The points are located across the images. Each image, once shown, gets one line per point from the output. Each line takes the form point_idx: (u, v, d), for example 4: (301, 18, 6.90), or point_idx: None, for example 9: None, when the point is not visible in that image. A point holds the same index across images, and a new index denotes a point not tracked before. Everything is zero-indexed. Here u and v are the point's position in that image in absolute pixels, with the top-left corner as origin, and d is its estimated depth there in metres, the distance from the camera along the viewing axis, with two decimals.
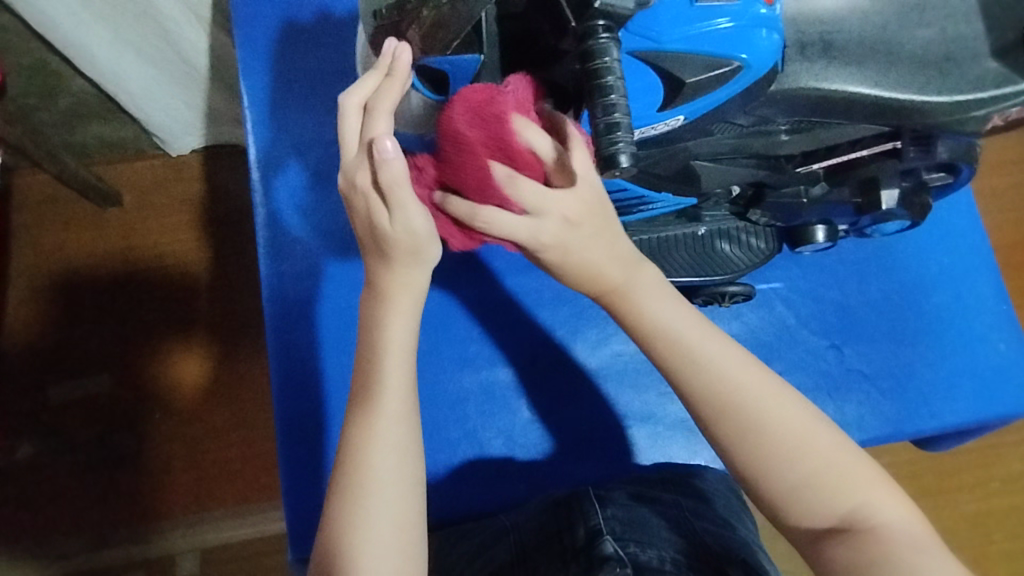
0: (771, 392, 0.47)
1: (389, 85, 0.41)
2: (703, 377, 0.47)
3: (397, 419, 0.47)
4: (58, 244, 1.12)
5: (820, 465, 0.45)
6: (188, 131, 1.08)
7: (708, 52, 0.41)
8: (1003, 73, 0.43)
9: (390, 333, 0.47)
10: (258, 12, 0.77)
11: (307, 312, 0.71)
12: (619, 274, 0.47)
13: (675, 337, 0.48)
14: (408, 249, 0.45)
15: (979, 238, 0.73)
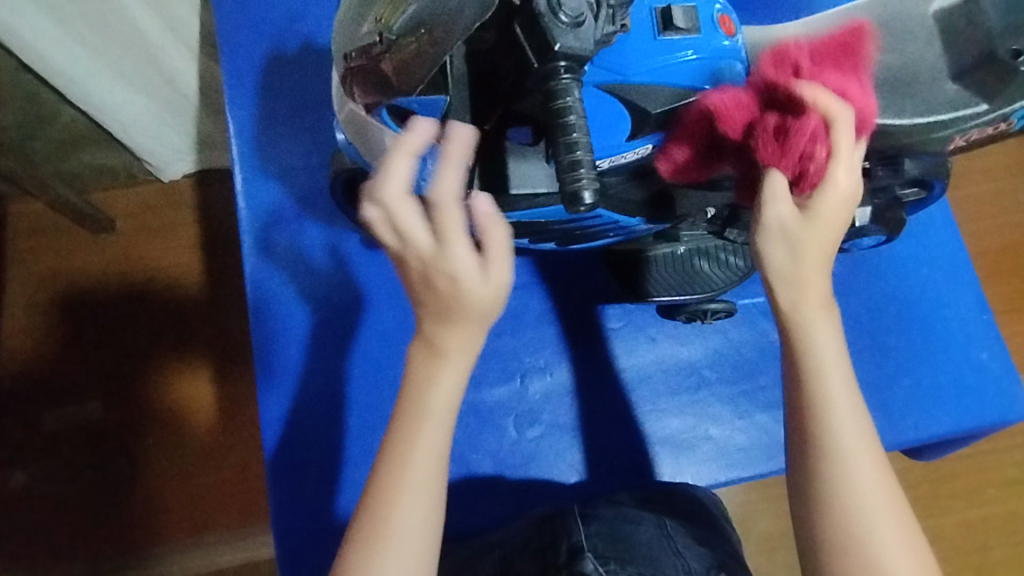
0: (884, 485, 0.44)
1: (450, 161, 0.42)
2: (837, 459, 0.43)
3: (427, 480, 0.46)
4: (52, 272, 1.13)
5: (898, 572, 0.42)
6: (179, 157, 1.10)
7: (674, 83, 0.44)
8: (963, 95, 0.44)
9: (438, 388, 0.45)
10: (243, 42, 0.79)
11: (343, 342, 0.72)
12: (818, 299, 0.44)
13: (826, 375, 0.44)
14: (479, 316, 0.43)
15: (959, 248, 0.74)
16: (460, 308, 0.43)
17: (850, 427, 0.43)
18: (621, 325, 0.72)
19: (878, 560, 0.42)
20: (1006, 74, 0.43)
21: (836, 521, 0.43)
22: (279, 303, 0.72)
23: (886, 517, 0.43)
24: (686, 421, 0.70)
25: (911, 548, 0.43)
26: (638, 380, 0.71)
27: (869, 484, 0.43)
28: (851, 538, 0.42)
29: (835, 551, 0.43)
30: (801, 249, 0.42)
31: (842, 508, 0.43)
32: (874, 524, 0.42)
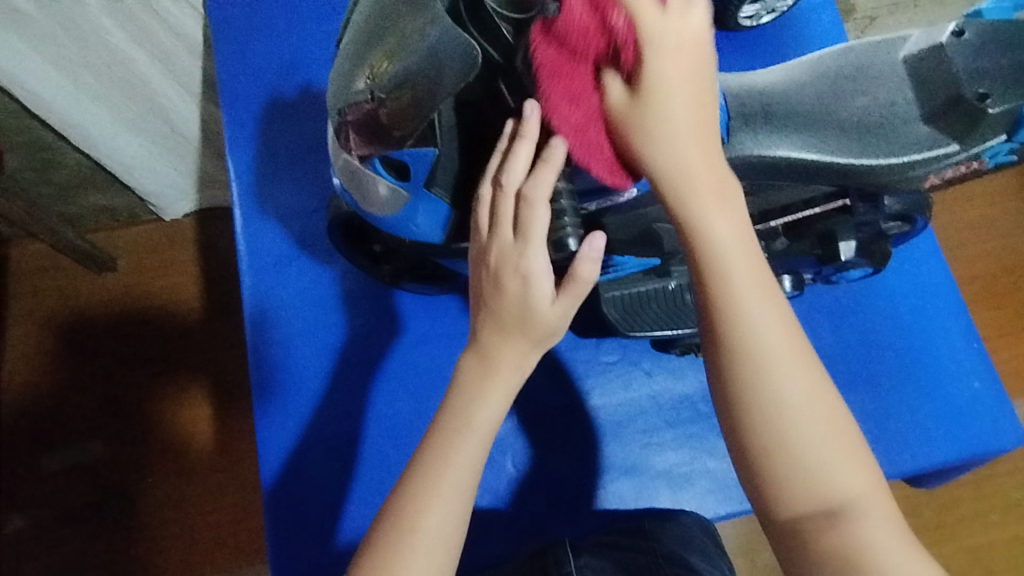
0: (801, 360, 0.42)
1: (551, 171, 0.42)
2: (757, 367, 0.41)
3: (458, 494, 0.45)
4: (54, 312, 1.14)
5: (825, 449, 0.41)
6: (181, 197, 1.12)
7: None
8: (935, 137, 0.46)
9: (483, 408, 0.45)
10: (243, 89, 0.82)
11: (365, 377, 0.72)
12: (695, 168, 0.41)
13: (721, 254, 0.41)
14: (538, 332, 0.44)
15: (946, 277, 0.75)
16: (520, 319, 0.43)
17: (767, 330, 0.41)
18: (618, 357, 0.73)
19: (805, 466, 0.41)
20: (974, 118, 0.44)
21: (761, 432, 0.41)
22: (290, 339, 0.73)
23: (812, 414, 0.41)
24: (683, 454, 0.70)
25: (841, 444, 0.42)
26: (635, 414, 0.71)
27: (795, 387, 0.41)
28: (780, 445, 0.41)
29: (764, 462, 0.42)
30: (662, 123, 0.41)
31: (767, 416, 0.41)
32: (803, 430, 0.41)
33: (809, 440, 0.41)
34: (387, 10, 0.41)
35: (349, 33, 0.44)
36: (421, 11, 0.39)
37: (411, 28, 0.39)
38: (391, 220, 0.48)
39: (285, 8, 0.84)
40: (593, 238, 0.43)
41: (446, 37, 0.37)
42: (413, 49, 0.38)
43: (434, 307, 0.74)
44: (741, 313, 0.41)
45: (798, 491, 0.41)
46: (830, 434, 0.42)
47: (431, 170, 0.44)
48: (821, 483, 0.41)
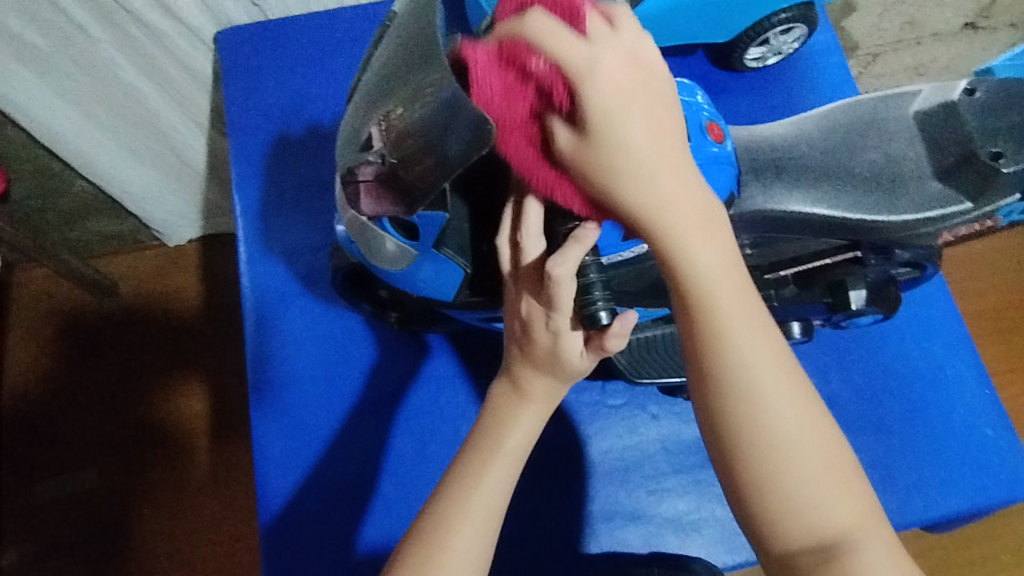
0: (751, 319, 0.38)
1: (579, 249, 0.39)
2: (709, 298, 0.38)
3: (489, 513, 0.44)
4: (55, 338, 1.13)
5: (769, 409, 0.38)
6: (185, 224, 1.12)
7: None
8: (947, 194, 0.46)
9: (516, 429, 0.45)
10: (252, 126, 0.82)
11: (383, 413, 0.71)
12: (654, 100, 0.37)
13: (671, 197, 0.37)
14: (567, 375, 0.43)
15: (954, 320, 0.75)
16: (552, 364, 0.43)
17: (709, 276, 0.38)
18: (625, 401, 0.72)
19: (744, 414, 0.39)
20: (987, 176, 0.44)
21: (713, 371, 0.38)
22: (292, 378, 0.72)
23: (762, 353, 0.38)
24: (691, 501, 0.69)
25: (793, 390, 0.39)
26: (641, 459, 0.70)
27: (745, 324, 0.38)
28: (734, 390, 0.38)
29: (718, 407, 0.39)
30: (624, 162, 0.36)
31: (719, 357, 0.38)
32: (755, 371, 0.38)
33: (764, 380, 0.38)
34: (402, 65, 0.39)
35: (365, 82, 0.43)
36: (434, 67, 0.38)
37: (421, 86, 0.37)
38: (397, 273, 0.46)
39: (295, 47, 0.85)
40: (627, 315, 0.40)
41: (455, 99, 0.35)
42: (422, 111, 0.36)
43: (443, 349, 0.73)
44: (688, 242, 0.38)
45: (753, 439, 0.38)
46: (784, 375, 0.39)
47: (440, 230, 0.42)
48: (777, 432, 0.38)
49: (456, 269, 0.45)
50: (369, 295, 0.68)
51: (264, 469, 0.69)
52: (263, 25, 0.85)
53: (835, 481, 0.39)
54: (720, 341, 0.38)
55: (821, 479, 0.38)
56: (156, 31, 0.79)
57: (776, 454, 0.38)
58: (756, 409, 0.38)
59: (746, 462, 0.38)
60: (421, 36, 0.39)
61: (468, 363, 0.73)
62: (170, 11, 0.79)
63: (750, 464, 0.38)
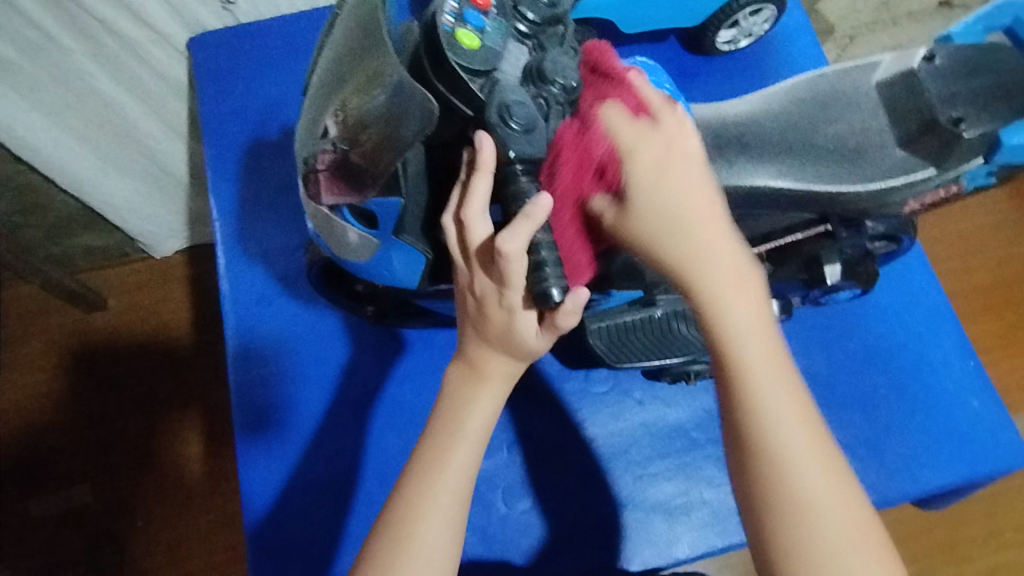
0: (813, 449, 0.41)
1: (527, 226, 0.36)
2: (741, 355, 0.42)
3: (455, 498, 0.44)
4: (43, 354, 1.13)
5: (825, 533, 0.40)
6: (172, 235, 1.12)
7: None
8: (911, 161, 0.46)
9: (475, 412, 0.45)
10: (227, 129, 0.82)
11: (364, 411, 0.71)
12: (727, 275, 0.42)
13: (738, 348, 0.42)
14: (523, 353, 0.43)
15: (937, 293, 0.75)
16: (506, 342, 0.42)
17: (784, 415, 0.42)
18: (608, 388, 0.72)
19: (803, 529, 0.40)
20: (949, 141, 0.44)
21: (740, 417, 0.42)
22: (273, 378, 0.72)
23: (807, 440, 0.41)
24: (678, 485, 0.68)
25: (818, 442, 0.42)
26: (625, 446, 0.70)
27: (773, 378, 0.42)
28: (768, 474, 0.41)
29: (757, 488, 0.42)
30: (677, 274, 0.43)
31: (754, 418, 0.42)
32: (783, 426, 0.41)
33: (792, 430, 0.41)
34: (351, 52, 0.39)
35: (318, 72, 0.42)
36: (383, 52, 0.37)
37: (371, 70, 0.37)
38: (365, 263, 0.46)
39: (268, 49, 0.85)
40: (579, 290, 0.38)
41: (404, 81, 0.36)
42: (372, 95, 0.36)
43: (425, 343, 0.73)
44: (721, 304, 0.42)
45: (777, 487, 0.41)
46: (808, 425, 0.42)
47: (398, 218, 0.42)
48: (811, 512, 0.41)
49: (419, 257, 0.45)
50: (346, 290, 0.68)
51: (247, 473, 0.68)
52: (235, 28, 0.85)
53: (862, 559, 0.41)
54: (747, 394, 0.42)
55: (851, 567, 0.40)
56: (128, 39, 0.79)
57: (801, 502, 0.41)
58: (780, 461, 0.41)
59: (771, 507, 0.41)
60: (366, 20, 0.39)
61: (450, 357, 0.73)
62: (140, 19, 0.79)
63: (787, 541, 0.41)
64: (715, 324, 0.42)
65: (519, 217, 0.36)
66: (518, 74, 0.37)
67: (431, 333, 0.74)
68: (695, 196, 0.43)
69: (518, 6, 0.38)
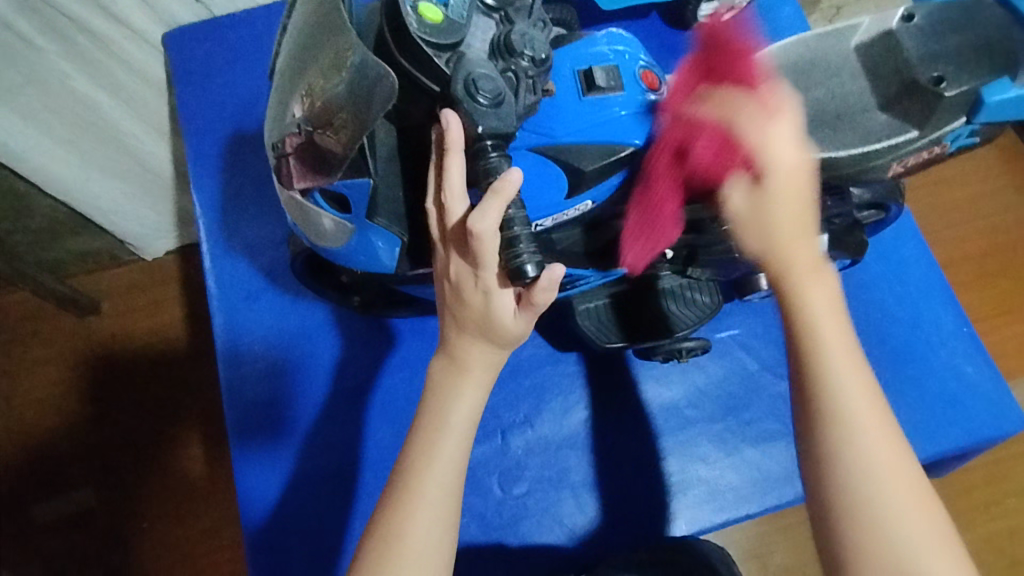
0: (885, 428, 0.42)
1: (496, 203, 0.35)
2: (820, 347, 0.42)
3: (444, 494, 0.43)
4: (39, 361, 1.12)
5: (901, 509, 0.40)
6: (161, 236, 1.11)
7: (605, 140, 0.46)
8: (893, 124, 0.45)
9: (459, 406, 0.44)
10: (206, 126, 0.81)
11: (357, 402, 0.71)
12: (810, 256, 0.43)
13: (818, 325, 0.43)
14: (506, 339, 0.42)
15: (927, 261, 0.74)
16: (485, 328, 0.41)
17: (857, 391, 0.42)
18: (601, 371, 0.71)
19: (877, 503, 0.40)
20: (932, 102, 0.43)
21: (816, 406, 0.42)
22: (264, 373, 0.72)
23: (876, 418, 0.42)
24: (674, 465, 0.68)
25: (890, 437, 0.41)
26: (620, 429, 0.69)
27: (851, 371, 0.42)
28: (845, 447, 0.41)
29: (832, 460, 0.41)
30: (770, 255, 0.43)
31: (830, 394, 0.42)
32: (861, 403, 0.42)
33: (865, 420, 0.41)
34: (314, 34, 0.38)
35: (283, 56, 0.42)
36: (346, 34, 0.36)
37: (333, 51, 0.36)
38: (340, 251, 0.44)
39: (244, 42, 0.84)
40: (555, 266, 0.39)
41: (366, 59, 0.35)
42: (336, 76, 0.36)
43: (415, 332, 0.73)
44: (803, 288, 0.43)
45: (857, 473, 0.41)
46: (880, 421, 0.42)
47: (371, 199, 0.41)
48: (885, 487, 0.40)
49: (393, 240, 0.43)
50: (332, 281, 0.67)
51: (243, 472, 0.68)
52: (210, 22, 0.84)
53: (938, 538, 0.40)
54: (826, 382, 0.42)
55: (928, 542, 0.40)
56: (102, 37, 0.78)
57: (880, 489, 0.40)
58: (855, 437, 0.41)
59: (840, 491, 0.41)
60: (329, 1, 0.38)
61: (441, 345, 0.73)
62: (113, 16, 0.78)
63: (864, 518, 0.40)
64: (796, 316, 0.43)
65: (489, 195, 0.35)
66: (487, 49, 0.37)
67: (422, 321, 0.73)
68: (800, 210, 0.42)
69: None
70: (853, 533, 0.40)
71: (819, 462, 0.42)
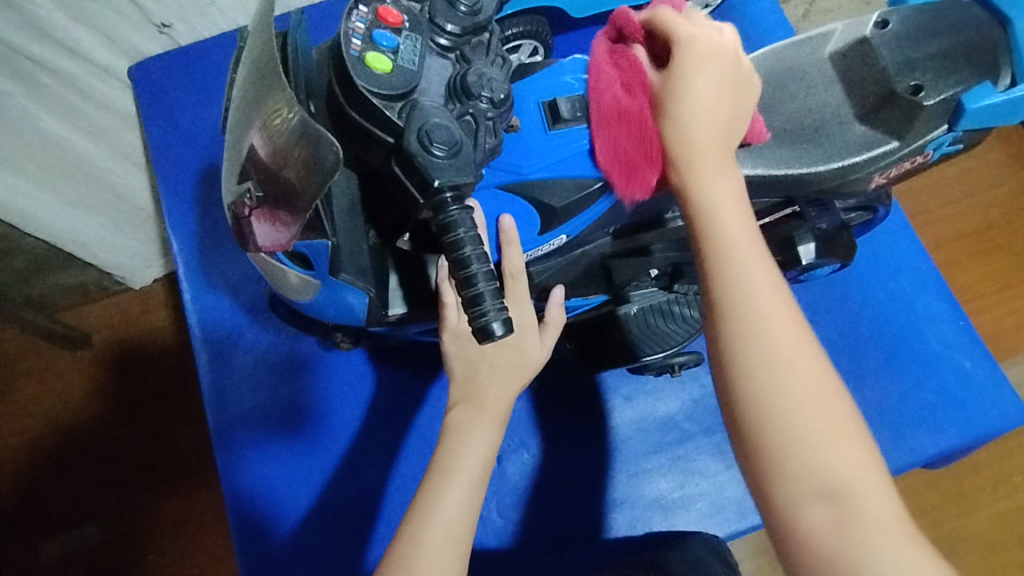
0: (785, 308, 0.40)
1: (514, 250, 0.46)
2: (716, 236, 0.40)
3: (460, 529, 0.44)
4: (25, 400, 1.04)
5: (795, 384, 0.38)
6: (147, 263, 1.04)
7: (574, 176, 0.45)
8: (871, 135, 0.45)
9: (475, 445, 0.46)
10: (179, 161, 0.79)
11: (342, 423, 0.70)
12: (707, 137, 0.41)
13: (711, 205, 0.41)
14: (525, 370, 0.48)
15: (919, 254, 0.73)
16: (507, 365, 0.48)
17: (754, 270, 0.40)
18: (592, 388, 0.70)
19: (773, 378, 0.38)
20: (910, 110, 0.43)
21: (718, 299, 0.40)
22: (244, 375, 0.72)
23: (771, 293, 0.40)
24: (674, 480, 0.67)
25: (797, 331, 0.39)
26: (619, 442, 0.68)
27: (762, 273, 0.40)
28: (739, 319, 0.39)
29: (723, 334, 0.40)
30: (681, 119, 0.41)
31: (721, 271, 0.40)
32: (754, 282, 0.39)
33: (763, 300, 0.39)
34: (253, 89, 0.37)
35: (230, 113, 0.41)
36: (281, 94, 0.35)
37: (270, 108, 0.36)
38: (308, 300, 0.45)
39: (214, 72, 0.82)
40: (556, 291, 0.53)
41: (304, 118, 0.34)
42: (282, 140, 0.35)
43: (404, 361, 0.73)
44: (693, 167, 0.41)
45: (747, 350, 0.39)
46: (786, 319, 0.39)
47: (332, 257, 0.41)
48: (773, 360, 0.38)
49: (359, 294, 0.45)
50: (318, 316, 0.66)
51: (228, 479, 0.67)
52: (176, 55, 0.82)
53: (827, 418, 0.38)
54: (727, 274, 0.40)
55: (817, 419, 0.38)
56: (69, 75, 0.74)
57: (768, 367, 0.38)
58: (752, 316, 0.39)
59: (742, 386, 0.39)
60: (267, 55, 0.37)
61: (432, 370, 0.73)
62: (81, 53, 0.75)
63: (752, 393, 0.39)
64: (698, 211, 0.41)
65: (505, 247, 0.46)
66: (441, 95, 0.35)
67: (414, 348, 0.73)
68: (721, 95, 0.42)
69: (434, 19, 0.36)
70: (766, 433, 0.38)
71: (715, 341, 0.40)
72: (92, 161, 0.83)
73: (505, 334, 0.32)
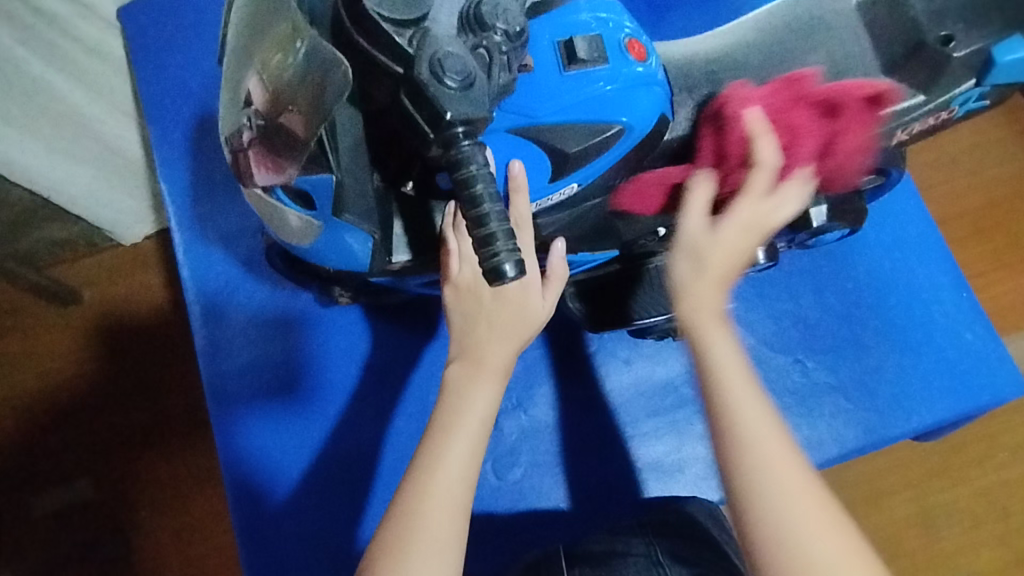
0: (779, 441, 0.42)
1: (522, 198, 0.44)
2: (722, 391, 0.43)
3: (461, 486, 0.43)
4: (14, 356, 1.03)
5: (799, 514, 0.40)
6: (138, 220, 1.01)
7: (588, 121, 0.43)
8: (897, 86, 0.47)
9: (477, 403, 0.45)
10: (171, 109, 0.76)
11: (339, 380, 0.69)
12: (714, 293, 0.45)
13: (709, 352, 0.44)
14: (528, 327, 0.47)
15: (926, 224, 0.72)
16: (512, 318, 0.46)
17: (748, 407, 0.43)
18: (591, 350, 0.70)
19: (783, 515, 0.40)
20: (938, 61, 0.45)
21: (721, 437, 0.43)
22: (236, 330, 0.70)
23: (767, 423, 0.42)
24: (670, 443, 0.67)
25: (791, 459, 0.42)
26: (619, 405, 0.68)
27: (747, 402, 0.43)
28: (740, 451, 0.42)
29: (727, 464, 0.42)
30: (713, 274, 0.45)
31: (720, 411, 0.43)
32: (748, 418, 0.42)
33: (757, 428, 0.42)
34: (256, 20, 0.36)
35: (227, 46, 0.39)
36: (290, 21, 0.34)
37: (279, 33, 0.34)
38: (312, 246, 0.44)
39: (208, 18, 0.79)
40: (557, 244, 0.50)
41: (314, 42, 0.33)
42: (286, 63, 0.33)
43: (401, 318, 0.71)
44: (699, 319, 0.45)
45: (753, 483, 0.41)
46: (795, 473, 0.41)
47: (336, 195, 0.40)
48: (777, 490, 0.41)
49: (363, 236, 0.43)
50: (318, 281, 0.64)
51: (223, 436, 0.67)
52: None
53: (838, 546, 0.40)
54: (730, 422, 0.42)
55: (825, 550, 0.39)
56: (55, 14, 0.71)
57: (771, 496, 0.41)
58: (743, 450, 0.42)
59: (752, 515, 0.41)
60: None
61: (430, 329, 0.71)
62: None
63: (766, 529, 0.40)
64: (698, 360, 0.45)
65: (513, 194, 0.44)
66: (454, 22, 0.33)
67: (410, 305, 0.71)
68: (745, 253, 0.45)
69: None
70: (770, 558, 0.40)
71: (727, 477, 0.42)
72: (81, 110, 0.80)
73: (516, 276, 0.31)
